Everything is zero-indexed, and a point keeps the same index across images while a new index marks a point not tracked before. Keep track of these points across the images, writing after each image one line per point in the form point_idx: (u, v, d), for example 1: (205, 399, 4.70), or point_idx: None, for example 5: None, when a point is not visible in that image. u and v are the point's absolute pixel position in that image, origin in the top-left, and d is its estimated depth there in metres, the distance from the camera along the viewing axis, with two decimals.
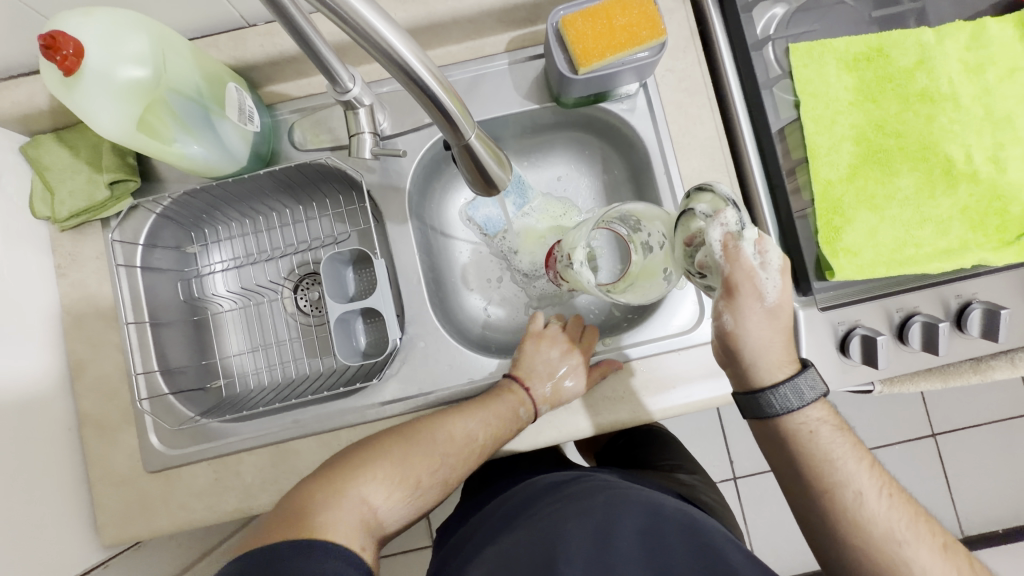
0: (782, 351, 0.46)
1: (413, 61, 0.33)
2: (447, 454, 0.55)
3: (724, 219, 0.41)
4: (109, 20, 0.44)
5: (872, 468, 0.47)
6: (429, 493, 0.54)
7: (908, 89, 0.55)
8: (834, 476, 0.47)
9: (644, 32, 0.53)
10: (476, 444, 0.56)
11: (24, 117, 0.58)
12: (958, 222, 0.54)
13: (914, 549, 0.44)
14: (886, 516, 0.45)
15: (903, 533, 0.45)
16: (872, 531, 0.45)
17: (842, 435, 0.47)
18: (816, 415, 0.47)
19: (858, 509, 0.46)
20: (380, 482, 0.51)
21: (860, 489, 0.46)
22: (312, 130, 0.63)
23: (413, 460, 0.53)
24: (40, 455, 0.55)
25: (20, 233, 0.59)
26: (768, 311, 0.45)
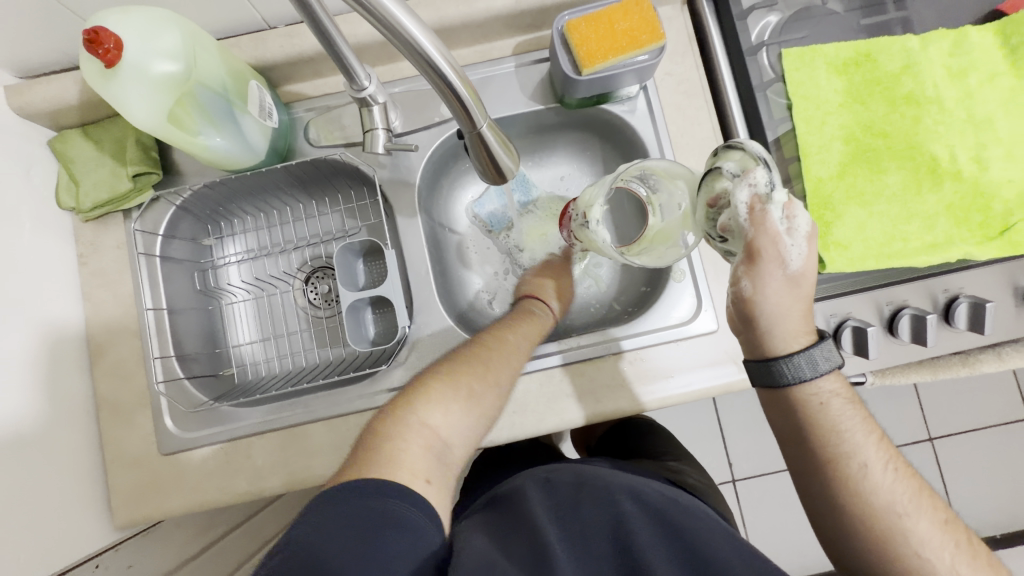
0: (797, 322, 0.48)
1: (434, 54, 0.35)
2: (491, 364, 0.56)
3: (753, 180, 0.43)
4: (145, 17, 0.47)
5: (880, 441, 0.48)
6: (487, 407, 0.55)
7: (894, 92, 0.58)
8: (842, 447, 0.48)
9: (645, 36, 0.56)
10: (514, 353, 0.58)
11: (53, 112, 0.61)
12: (944, 217, 0.56)
13: (913, 520, 0.46)
14: (889, 487, 0.47)
15: (903, 505, 0.46)
16: (873, 501, 0.47)
17: (853, 408, 0.49)
18: (831, 388, 0.48)
19: (862, 480, 0.47)
20: (437, 404, 0.52)
21: (866, 461, 0.47)
22: (326, 128, 0.65)
23: (459, 377, 0.54)
24: (59, 435, 0.57)
25: (45, 222, 0.61)
26: (791, 279, 0.46)
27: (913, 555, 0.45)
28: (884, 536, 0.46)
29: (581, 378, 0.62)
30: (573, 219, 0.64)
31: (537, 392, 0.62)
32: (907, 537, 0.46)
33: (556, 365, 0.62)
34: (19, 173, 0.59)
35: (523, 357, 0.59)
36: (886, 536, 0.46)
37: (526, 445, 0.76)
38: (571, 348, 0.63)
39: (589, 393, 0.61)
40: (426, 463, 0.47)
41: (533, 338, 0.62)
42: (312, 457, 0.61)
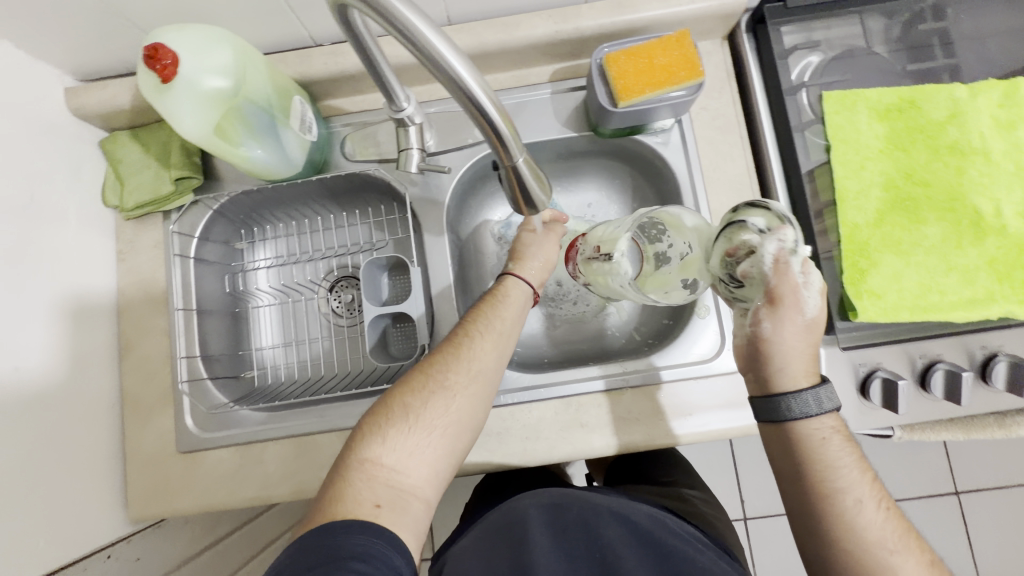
0: (805, 362, 0.47)
1: (474, 86, 0.36)
2: (429, 377, 0.51)
3: (782, 236, 0.42)
4: (200, 34, 0.49)
5: (871, 478, 0.47)
6: (438, 421, 0.50)
7: (938, 141, 0.57)
8: (838, 483, 0.46)
9: (683, 72, 0.56)
10: (462, 351, 0.53)
11: (105, 115, 0.64)
12: (984, 272, 0.54)
13: (902, 560, 0.44)
14: (883, 529, 0.45)
15: (894, 543, 0.44)
16: (866, 538, 0.45)
17: (848, 445, 0.47)
18: (825, 428, 0.47)
19: (857, 516, 0.45)
20: (372, 434, 0.48)
21: (861, 498, 0.45)
22: (361, 144, 0.67)
23: (394, 397, 0.51)
24: (84, 426, 0.59)
25: (90, 219, 0.64)
26: (808, 324, 0.46)
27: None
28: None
29: (597, 409, 0.61)
30: (580, 249, 0.62)
31: (551, 419, 0.61)
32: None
33: (597, 390, 0.61)
34: (70, 171, 0.62)
35: (478, 354, 0.53)
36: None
37: (536, 470, 0.75)
38: (614, 372, 0.62)
39: (604, 425, 0.60)
40: (365, 504, 0.44)
41: (492, 328, 0.55)
42: (324, 466, 0.62)
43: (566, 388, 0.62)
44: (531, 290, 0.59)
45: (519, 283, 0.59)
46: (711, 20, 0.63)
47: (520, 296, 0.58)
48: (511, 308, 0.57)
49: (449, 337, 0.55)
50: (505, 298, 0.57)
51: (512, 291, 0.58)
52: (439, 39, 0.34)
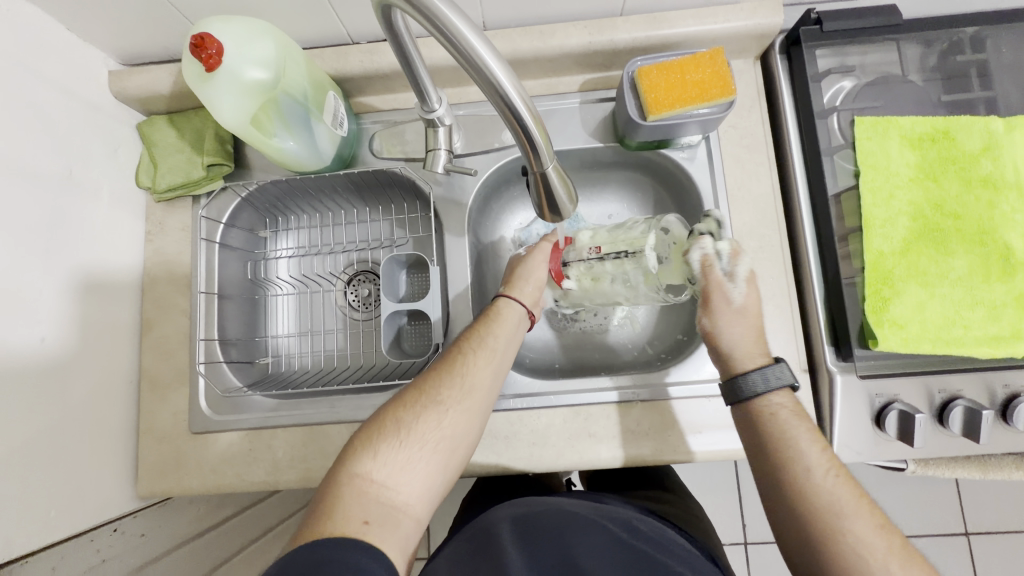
0: (754, 343, 0.54)
1: (511, 91, 0.36)
2: (422, 392, 0.50)
3: (703, 245, 0.55)
4: (245, 25, 0.51)
5: (825, 450, 0.48)
6: (432, 436, 0.47)
7: (971, 174, 0.56)
8: (790, 453, 0.48)
9: (714, 89, 0.56)
10: (456, 366, 0.52)
11: (145, 98, 0.66)
12: (1011, 309, 0.53)
13: (854, 523, 0.44)
14: (834, 495, 0.45)
15: (847, 507, 0.45)
16: (817, 503, 0.45)
17: (802, 420, 0.50)
18: (782, 405, 0.51)
19: (804, 481, 0.47)
20: (362, 449, 0.46)
21: (809, 466, 0.47)
22: (388, 141, 0.68)
23: (385, 413, 0.49)
24: (101, 399, 0.60)
25: (122, 198, 0.65)
26: (741, 311, 0.55)
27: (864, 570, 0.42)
28: (831, 546, 0.44)
29: (606, 420, 0.61)
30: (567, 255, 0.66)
31: (560, 427, 0.61)
32: (852, 548, 0.43)
33: (608, 401, 0.61)
34: (107, 151, 0.64)
35: (473, 369, 0.52)
36: (836, 547, 0.43)
37: (539, 477, 0.75)
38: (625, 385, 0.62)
39: (612, 437, 0.60)
40: (351, 521, 0.41)
41: (485, 342, 0.55)
42: (331, 457, 0.62)
43: (578, 398, 0.62)
44: (524, 309, 0.60)
45: (515, 303, 0.59)
46: (745, 39, 0.63)
47: (513, 314, 0.59)
48: (503, 324, 0.57)
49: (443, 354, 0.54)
50: (498, 316, 0.58)
51: (509, 310, 0.59)
52: (482, 44, 0.34)
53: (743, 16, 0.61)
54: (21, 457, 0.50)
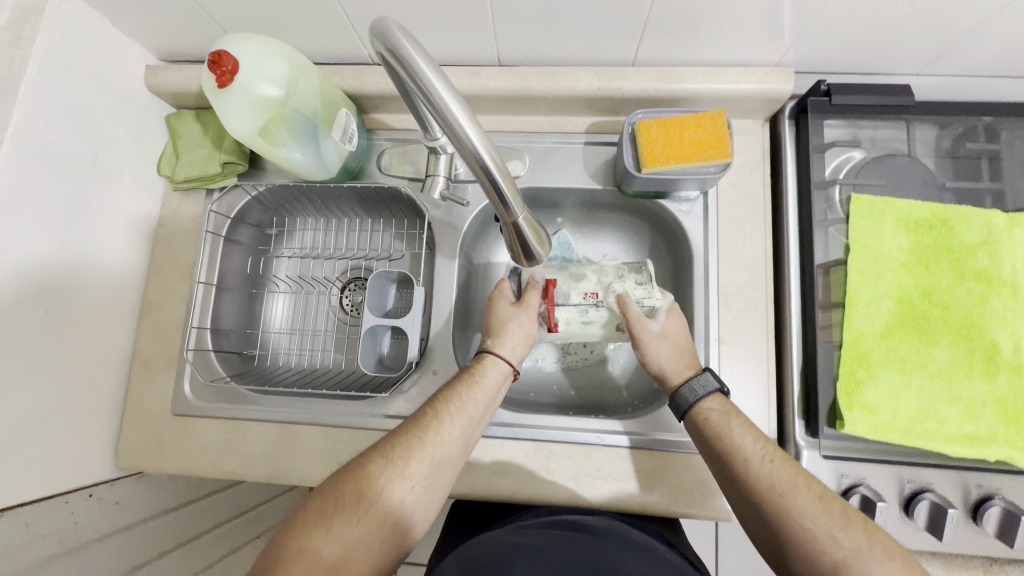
0: (681, 358, 0.60)
1: (479, 148, 0.37)
2: (388, 463, 0.49)
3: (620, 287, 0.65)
4: (264, 46, 0.54)
5: (757, 438, 0.52)
6: (390, 513, 0.48)
7: (964, 265, 0.55)
8: (728, 449, 0.52)
9: (711, 150, 0.57)
10: (429, 436, 0.52)
11: (175, 94, 0.70)
12: (990, 410, 0.52)
13: (795, 498, 0.47)
14: (773, 478, 0.49)
15: (784, 485, 0.48)
16: (758, 486, 0.49)
17: (734, 418, 0.54)
18: (717, 407, 0.55)
19: (743, 468, 0.50)
20: (317, 522, 0.45)
21: (747, 455, 0.51)
22: (398, 159, 0.70)
23: (347, 483, 0.48)
24: (94, 371, 0.63)
25: (142, 185, 0.69)
26: (661, 333, 0.61)
27: (813, 542, 0.45)
28: (781, 523, 0.47)
29: (567, 460, 0.61)
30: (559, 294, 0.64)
31: (521, 460, 0.62)
32: (797, 522, 0.46)
33: (574, 440, 0.62)
34: (134, 140, 0.68)
35: (445, 443, 0.52)
36: (785, 526, 0.47)
37: None
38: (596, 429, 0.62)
39: (571, 478, 0.60)
40: None
41: (464, 411, 0.55)
42: (298, 458, 0.64)
43: (542, 433, 0.62)
44: (508, 367, 0.60)
45: (495, 360, 0.60)
46: (753, 102, 0.64)
47: (497, 377, 0.59)
48: (486, 390, 0.57)
49: (417, 417, 0.54)
50: (481, 379, 0.58)
51: (493, 371, 0.59)
52: (461, 111, 0.35)
53: (754, 79, 0.62)
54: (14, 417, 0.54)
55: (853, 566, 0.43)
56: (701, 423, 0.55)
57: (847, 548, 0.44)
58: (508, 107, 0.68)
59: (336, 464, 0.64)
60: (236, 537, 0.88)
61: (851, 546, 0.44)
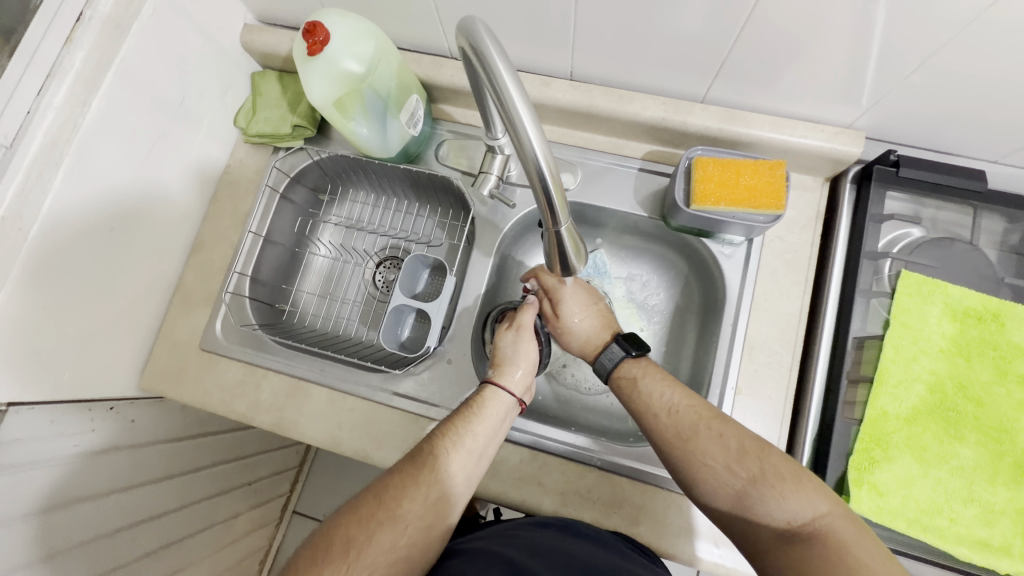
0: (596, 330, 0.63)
1: (539, 156, 0.38)
2: (379, 505, 0.49)
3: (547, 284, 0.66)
4: (356, 25, 0.58)
5: (662, 388, 0.56)
6: (381, 558, 0.47)
7: (1009, 366, 0.53)
8: (638, 406, 0.56)
9: (764, 200, 0.57)
10: (422, 475, 0.51)
11: (265, 55, 0.75)
12: (1008, 520, 0.50)
13: (701, 442, 0.52)
14: (676, 427, 0.53)
15: (690, 431, 0.53)
16: (671, 436, 0.53)
17: (647, 376, 0.57)
18: (636, 369, 0.58)
19: (656, 420, 0.54)
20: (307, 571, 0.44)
21: (659, 407, 0.55)
22: (456, 152, 0.73)
23: (338, 528, 0.47)
24: (142, 294, 0.68)
25: (217, 132, 0.74)
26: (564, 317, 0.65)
27: (714, 478, 0.51)
28: (687, 468, 0.52)
29: (560, 475, 0.61)
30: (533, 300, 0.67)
31: (514, 464, 0.62)
32: (700, 461, 0.51)
33: (572, 455, 0.62)
34: (220, 89, 0.73)
35: (438, 483, 0.51)
36: (692, 469, 0.52)
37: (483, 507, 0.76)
38: (599, 449, 0.62)
39: (559, 493, 0.60)
40: None
41: (457, 442, 0.53)
42: (304, 414, 0.67)
43: (542, 443, 0.63)
44: (514, 400, 0.59)
45: (501, 393, 0.58)
46: (816, 159, 0.63)
47: (497, 408, 0.57)
48: (484, 420, 0.56)
49: (410, 454, 0.53)
50: (482, 411, 0.56)
51: (489, 400, 0.57)
52: (526, 114, 0.37)
53: (821, 136, 0.61)
54: (69, 319, 0.57)
55: (750, 494, 0.49)
56: (625, 375, 0.59)
57: (745, 479, 0.49)
58: (570, 120, 0.70)
59: (338, 427, 0.66)
60: (229, 478, 0.91)
61: (746, 476, 0.49)
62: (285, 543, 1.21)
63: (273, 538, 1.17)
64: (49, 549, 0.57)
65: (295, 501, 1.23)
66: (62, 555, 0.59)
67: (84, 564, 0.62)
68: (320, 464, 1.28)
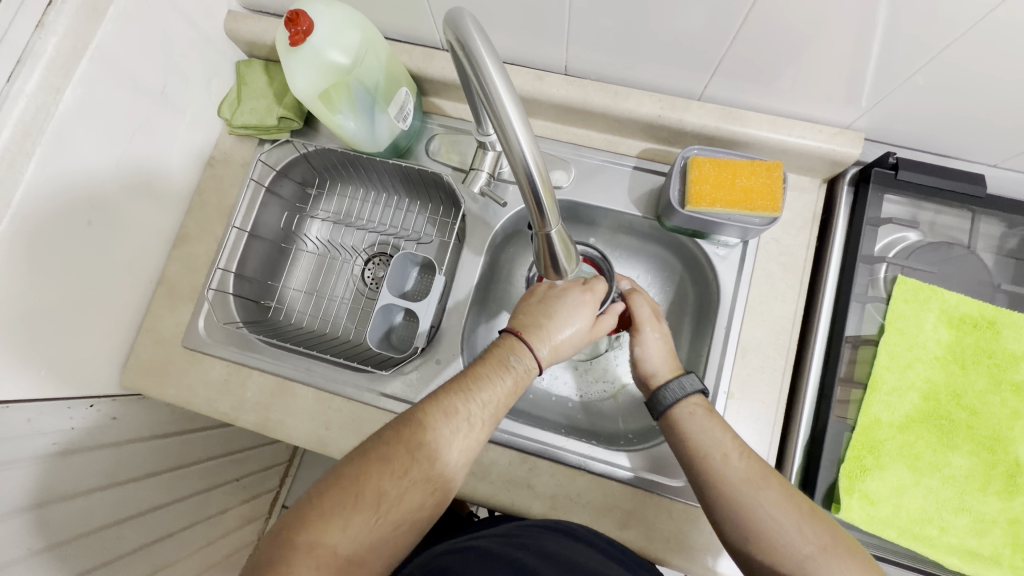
0: (668, 360, 0.58)
1: (527, 157, 0.37)
2: (414, 463, 0.46)
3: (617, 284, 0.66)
4: (341, 14, 0.56)
5: (731, 433, 0.52)
6: (406, 513, 0.46)
7: (1003, 374, 0.53)
8: (703, 445, 0.51)
9: (761, 201, 0.56)
10: (457, 438, 0.49)
11: (250, 43, 0.72)
12: (998, 530, 0.50)
13: (768, 497, 0.48)
14: (748, 473, 0.49)
15: (760, 485, 0.48)
16: (739, 488, 0.48)
17: (716, 419, 0.53)
18: (698, 411, 0.53)
19: (724, 470, 0.49)
20: (334, 515, 0.43)
21: (726, 453, 0.50)
22: (447, 147, 0.71)
23: (368, 476, 0.45)
24: (123, 289, 0.66)
25: (200, 123, 0.72)
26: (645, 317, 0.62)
27: (784, 537, 0.46)
28: (752, 524, 0.47)
29: (549, 478, 0.60)
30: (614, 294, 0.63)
31: (503, 467, 0.61)
32: (768, 519, 0.47)
33: (561, 460, 0.61)
34: (203, 78, 0.70)
35: (469, 445, 0.50)
36: (757, 522, 0.47)
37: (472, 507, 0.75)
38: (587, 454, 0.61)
39: (549, 497, 0.60)
40: None
41: (493, 409, 0.51)
42: (290, 414, 0.66)
43: (533, 447, 0.61)
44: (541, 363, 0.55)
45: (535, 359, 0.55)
46: (814, 160, 0.62)
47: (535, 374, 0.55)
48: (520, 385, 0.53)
49: (450, 405, 0.49)
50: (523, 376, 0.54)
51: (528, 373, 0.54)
52: (514, 114, 0.35)
53: (820, 137, 0.60)
54: (46, 313, 0.55)
55: (817, 561, 0.45)
56: (689, 416, 0.53)
57: (816, 546, 0.45)
58: (565, 116, 0.68)
59: (324, 427, 0.65)
60: (216, 475, 0.90)
61: (818, 543, 0.45)
62: None
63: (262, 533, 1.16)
64: (47, 542, 0.57)
65: (284, 497, 1.22)
66: (63, 547, 0.59)
67: (77, 558, 0.61)
68: (310, 458, 1.27)
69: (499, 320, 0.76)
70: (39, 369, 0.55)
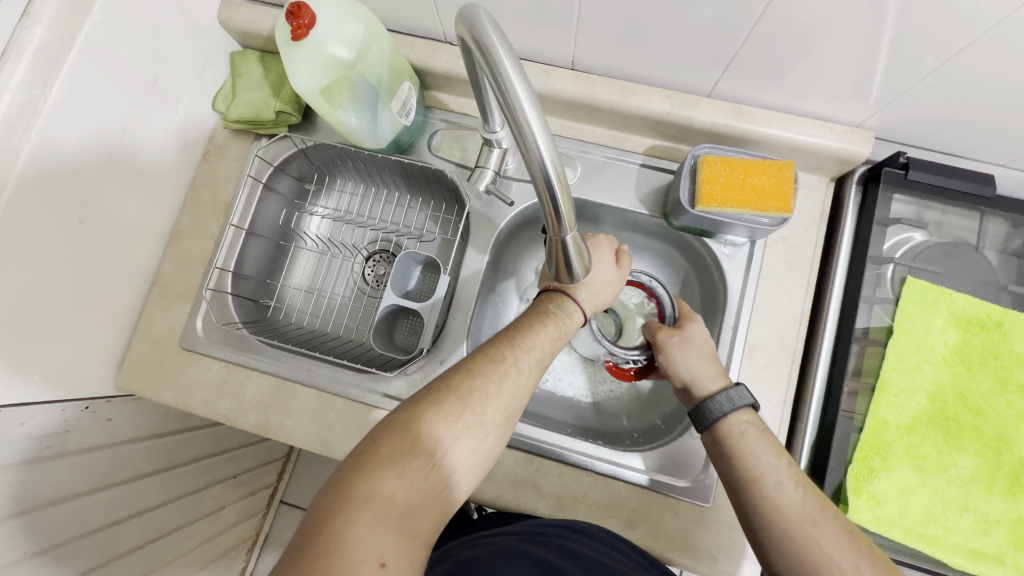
0: (711, 367, 0.56)
1: (545, 157, 0.35)
2: (468, 410, 0.44)
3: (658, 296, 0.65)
4: (343, 5, 0.54)
5: (787, 459, 0.49)
6: (460, 465, 0.43)
7: (1009, 375, 0.53)
8: (755, 469, 0.48)
9: (771, 202, 0.55)
10: (508, 382, 0.47)
11: (245, 33, 0.70)
12: (1001, 529, 0.50)
13: (824, 535, 0.45)
14: (805, 507, 0.46)
15: (816, 517, 0.45)
16: (789, 515, 0.46)
17: (765, 438, 0.50)
18: (744, 425, 0.51)
19: (778, 494, 0.47)
20: (391, 461, 0.39)
21: (779, 479, 0.48)
22: (449, 142, 0.70)
23: (420, 424, 0.41)
24: (117, 288, 0.64)
25: (194, 116, 0.70)
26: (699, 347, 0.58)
27: None
28: (807, 558, 0.44)
29: (555, 479, 0.60)
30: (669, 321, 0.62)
31: (509, 467, 0.61)
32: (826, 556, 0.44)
33: (568, 460, 0.61)
34: (196, 69, 0.68)
35: (520, 387, 0.48)
36: (810, 558, 0.44)
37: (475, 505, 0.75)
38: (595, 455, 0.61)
39: (556, 498, 0.60)
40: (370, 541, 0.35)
41: (536, 356, 0.50)
42: (291, 415, 0.65)
43: (539, 447, 0.61)
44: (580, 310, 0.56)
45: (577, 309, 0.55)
46: (824, 159, 0.61)
47: (574, 319, 0.55)
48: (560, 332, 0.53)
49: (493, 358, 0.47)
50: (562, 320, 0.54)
51: (572, 323, 0.54)
52: (532, 114, 0.34)
53: (830, 135, 0.59)
54: (37, 317, 0.54)
55: None
56: (737, 428, 0.51)
57: None
58: (571, 111, 0.67)
59: (327, 428, 0.64)
60: (214, 472, 0.89)
61: None
62: (272, 531, 1.20)
63: (261, 527, 1.16)
64: (41, 544, 0.56)
65: (283, 492, 1.22)
66: (59, 549, 0.58)
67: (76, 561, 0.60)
68: (309, 453, 1.26)
69: (503, 319, 0.75)
70: (32, 375, 0.54)
